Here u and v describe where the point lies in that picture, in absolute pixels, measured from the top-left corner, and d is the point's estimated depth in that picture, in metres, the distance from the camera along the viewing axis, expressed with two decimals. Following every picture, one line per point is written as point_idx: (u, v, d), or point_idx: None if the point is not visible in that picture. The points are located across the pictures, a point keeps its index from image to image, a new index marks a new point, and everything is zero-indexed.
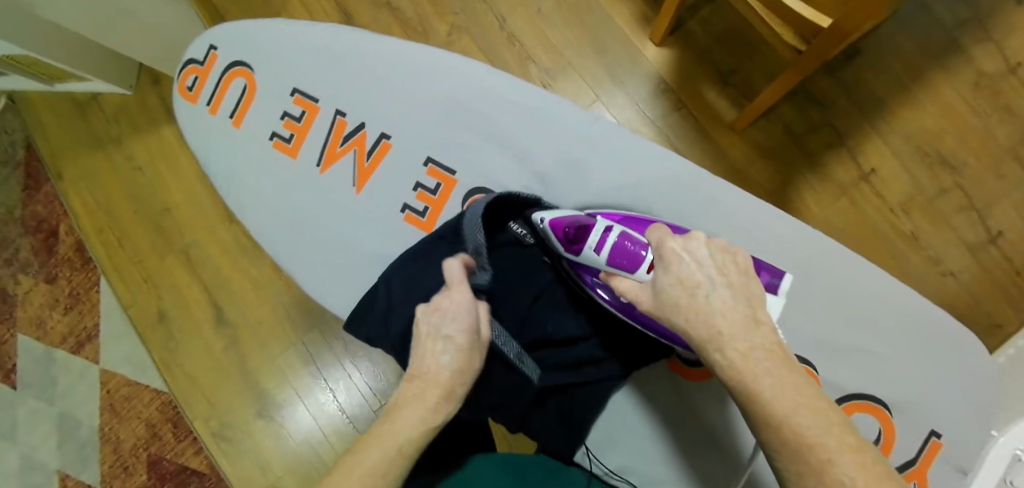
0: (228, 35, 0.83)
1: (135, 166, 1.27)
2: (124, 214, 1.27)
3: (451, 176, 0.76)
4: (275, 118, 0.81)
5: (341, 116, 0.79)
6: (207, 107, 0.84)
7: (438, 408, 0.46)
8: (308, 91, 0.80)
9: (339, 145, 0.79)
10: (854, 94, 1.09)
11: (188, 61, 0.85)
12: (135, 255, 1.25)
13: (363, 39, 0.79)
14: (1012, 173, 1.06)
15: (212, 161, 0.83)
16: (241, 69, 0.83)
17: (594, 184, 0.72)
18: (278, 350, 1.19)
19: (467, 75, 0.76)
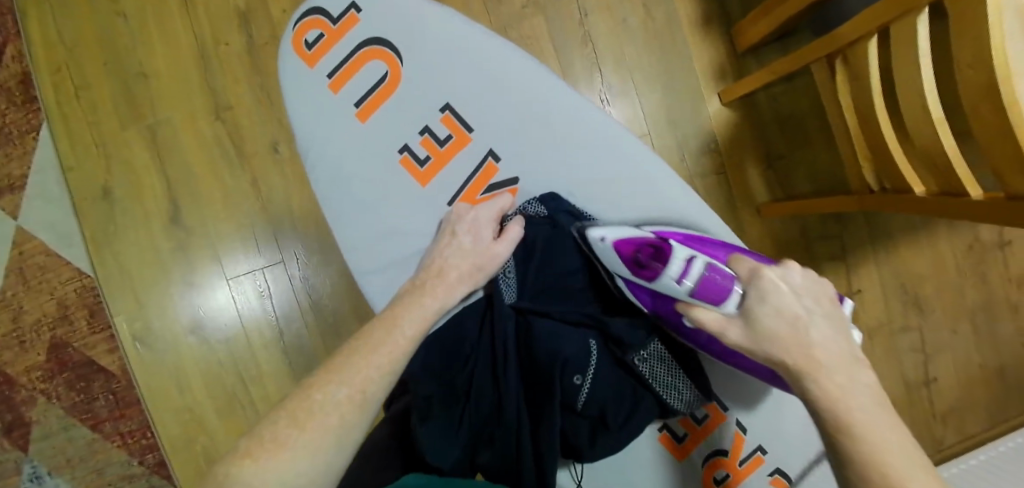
0: (380, 3, 0.71)
1: (118, 9, 1.07)
2: (90, 60, 1.07)
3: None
4: (414, 130, 0.71)
5: (493, 160, 0.70)
6: (328, 79, 0.72)
7: (442, 290, 0.57)
8: (461, 112, 0.71)
9: (480, 193, 0.70)
10: (874, 218, 1.13)
11: (317, 8, 0.72)
12: (91, 113, 1.08)
13: (526, 80, 0.71)
14: (964, 331, 1.16)
15: (319, 144, 0.72)
16: (384, 52, 0.71)
17: None
18: (232, 268, 1.09)
19: (592, 129, 0.70)
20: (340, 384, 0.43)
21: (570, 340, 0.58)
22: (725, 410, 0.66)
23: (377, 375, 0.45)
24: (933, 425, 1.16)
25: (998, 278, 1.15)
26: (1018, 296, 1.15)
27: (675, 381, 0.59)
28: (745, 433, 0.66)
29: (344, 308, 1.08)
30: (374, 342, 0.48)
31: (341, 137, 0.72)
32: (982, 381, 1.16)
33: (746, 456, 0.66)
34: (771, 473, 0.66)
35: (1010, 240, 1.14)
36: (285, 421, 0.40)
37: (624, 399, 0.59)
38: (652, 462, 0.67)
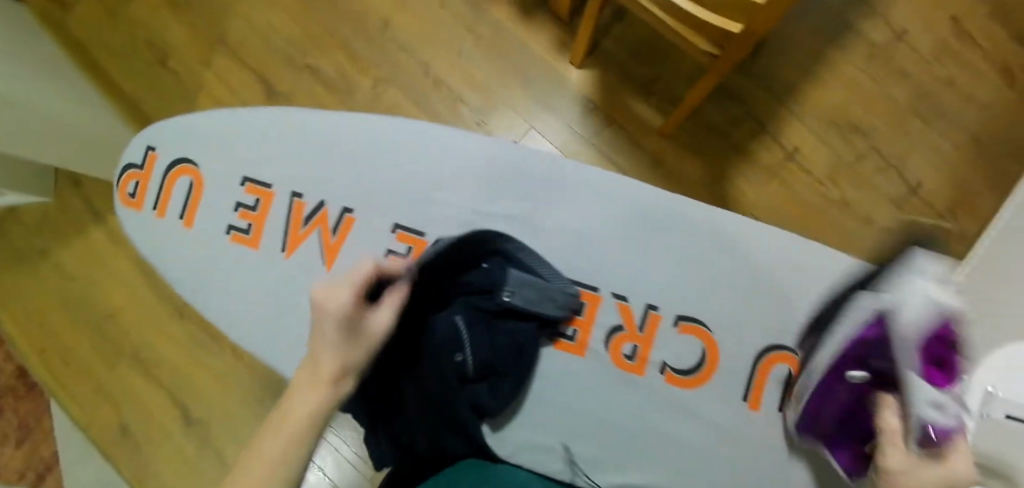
0: (167, 134, 0.81)
1: (67, 275, 1.20)
2: (64, 329, 1.19)
3: (421, 237, 0.77)
4: (229, 210, 0.79)
5: (297, 198, 0.77)
6: (154, 211, 0.81)
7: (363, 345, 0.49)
8: (258, 178, 0.78)
9: (301, 226, 0.77)
10: (766, 81, 1.15)
11: (127, 167, 0.82)
12: (84, 370, 1.18)
13: (340, 129, 0.78)
14: (916, 129, 1.15)
15: (174, 266, 0.80)
16: (184, 167, 0.80)
17: (573, 224, 0.76)
18: (257, 438, 1.13)
19: (415, 142, 0.78)
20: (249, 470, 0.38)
21: (437, 328, 0.68)
22: (595, 291, 0.75)
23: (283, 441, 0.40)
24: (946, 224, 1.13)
25: (913, 65, 1.15)
26: (942, 69, 1.15)
27: (543, 298, 0.72)
28: (626, 301, 0.75)
29: None
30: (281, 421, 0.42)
31: (183, 250, 0.80)
32: (963, 161, 1.14)
33: (641, 322, 0.74)
34: (674, 324, 0.74)
35: (904, 29, 1.15)
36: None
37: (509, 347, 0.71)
38: (569, 370, 0.75)
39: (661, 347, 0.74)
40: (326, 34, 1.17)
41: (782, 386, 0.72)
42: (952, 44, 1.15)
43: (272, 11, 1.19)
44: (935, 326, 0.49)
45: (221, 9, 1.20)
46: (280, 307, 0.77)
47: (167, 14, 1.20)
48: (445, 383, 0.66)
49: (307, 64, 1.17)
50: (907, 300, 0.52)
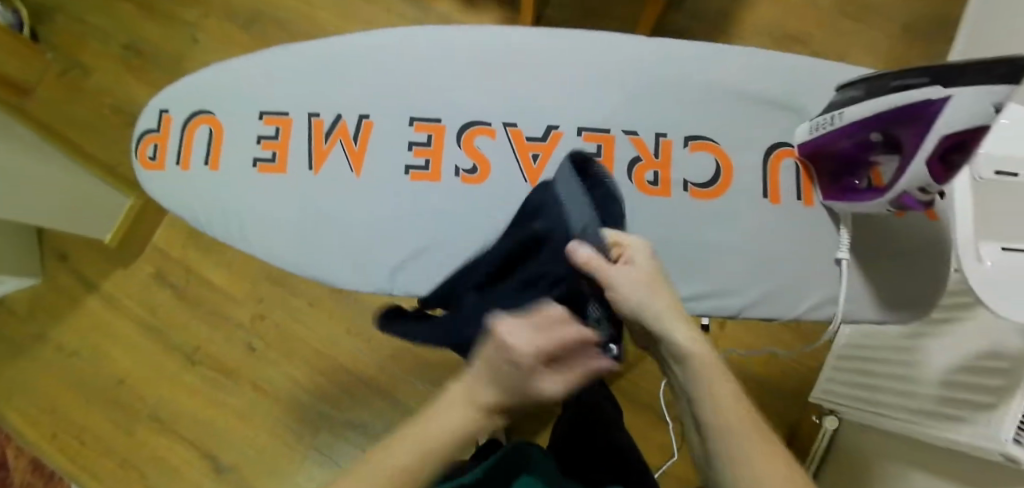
0: (181, 93, 0.77)
1: (69, 352, 1.17)
2: (75, 407, 1.15)
3: (438, 123, 0.72)
4: (251, 145, 0.73)
5: (315, 116, 0.72)
6: (176, 165, 0.74)
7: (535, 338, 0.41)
8: (275, 108, 0.74)
9: (323, 142, 0.72)
10: (703, 14, 1.23)
11: (142, 133, 0.77)
12: (102, 444, 1.13)
13: (316, 51, 0.75)
14: (848, 27, 1.23)
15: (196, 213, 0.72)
16: (205, 117, 0.75)
17: (578, 73, 0.72)
18: (292, 468, 1.09)
19: (394, 44, 0.74)
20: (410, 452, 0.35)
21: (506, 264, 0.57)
22: (608, 130, 0.70)
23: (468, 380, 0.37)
24: None
25: None
26: None
27: None
28: (638, 134, 0.70)
29: (403, 422, 1.10)
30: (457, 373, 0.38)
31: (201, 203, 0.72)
32: (899, 45, 1.21)
33: (656, 147, 0.70)
34: (686, 143, 0.71)
35: None
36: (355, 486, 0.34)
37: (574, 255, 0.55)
38: (641, 212, 0.69)
39: (684, 168, 0.70)
40: None
41: (799, 174, 0.70)
42: None
43: (228, 52, 1.23)
44: (928, 119, 0.48)
45: (177, 62, 1.24)
46: (308, 232, 0.70)
47: (127, 76, 1.24)
48: None
49: None
50: (915, 91, 0.49)
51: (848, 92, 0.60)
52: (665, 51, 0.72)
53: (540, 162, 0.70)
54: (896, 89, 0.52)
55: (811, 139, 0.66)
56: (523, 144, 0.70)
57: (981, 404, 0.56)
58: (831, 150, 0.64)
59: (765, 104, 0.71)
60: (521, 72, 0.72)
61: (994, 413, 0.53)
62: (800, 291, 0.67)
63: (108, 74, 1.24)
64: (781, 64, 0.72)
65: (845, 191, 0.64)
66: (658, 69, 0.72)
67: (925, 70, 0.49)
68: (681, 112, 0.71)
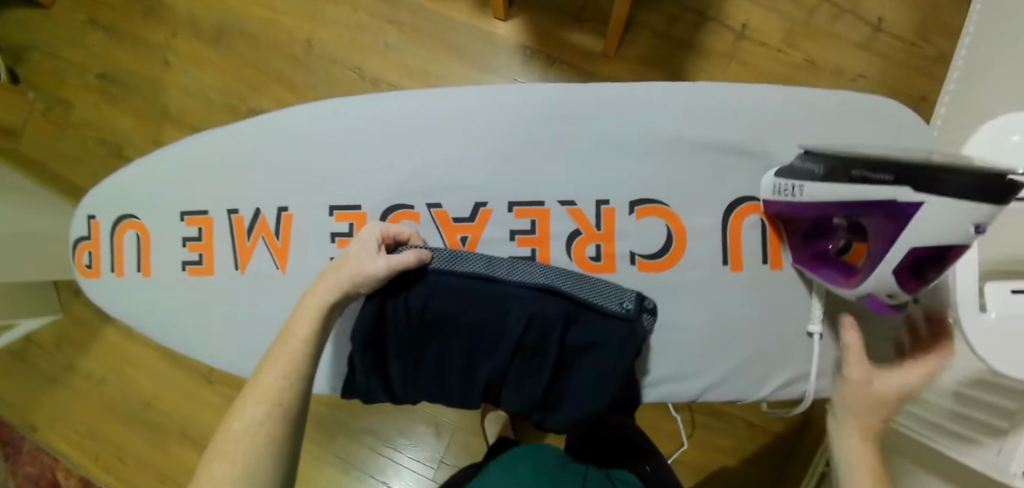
0: (104, 200, 0.83)
1: (96, 380, 1.23)
2: (112, 430, 1.22)
3: (358, 210, 0.74)
4: (179, 249, 0.79)
5: (234, 213, 0.77)
6: (113, 272, 0.82)
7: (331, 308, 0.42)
8: (192, 209, 0.79)
9: (246, 240, 0.76)
10: None
11: (76, 240, 0.84)
12: (141, 463, 1.20)
13: (246, 137, 0.78)
14: None
15: (137, 307, 0.80)
16: (130, 222, 0.82)
17: (490, 140, 0.72)
18: (315, 472, 1.14)
19: (314, 125, 0.76)
20: (258, 402, 0.33)
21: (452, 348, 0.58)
22: (542, 204, 0.71)
23: (303, 342, 0.38)
24: (919, 52, 1.08)
25: None
26: None
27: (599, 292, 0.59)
28: (575, 204, 0.71)
29: (416, 426, 1.12)
30: (287, 338, 0.39)
31: (155, 298, 0.80)
32: None
33: (596, 217, 0.71)
34: (633, 210, 0.71)
35: None
36: (216, 460, 0.31)
37: (609, 380, 0.57)
38: None
39: (620, 235, 0.71)
40: (257, 74, 1.20)
41: (765, 231, 0.69)
42: None
43: (200, 70, 1.21)
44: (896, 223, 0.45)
45: (154, 84, 1.22)
46: (251, 312, 0.76)
47: (107, 106, 1.23)
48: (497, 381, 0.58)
49: (250, 108, 1.19)
50: (880, 191, 0.46)
51: (807, 160, 0.58)
52: (583, 106, 0.72)
53: (469, 244, 0.72)
54: (854, 179, 0.49)
55: (774, 200, 0.65)
56: (450, 227, 0.73)
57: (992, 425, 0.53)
58: (796, 215, 0.62)
59: (685, 150, 0.70)
60: (441, 138, 0.73)
61: (1007, 439, 0.50)
62: (761, 377, 0.69)
63: (90, 105, 1.24)
64: (706, 103, 0.71)
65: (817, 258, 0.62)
66: (593, 127, 0.71)
67: (890, 165, 0.46)
68: (600, 165, 0.71)
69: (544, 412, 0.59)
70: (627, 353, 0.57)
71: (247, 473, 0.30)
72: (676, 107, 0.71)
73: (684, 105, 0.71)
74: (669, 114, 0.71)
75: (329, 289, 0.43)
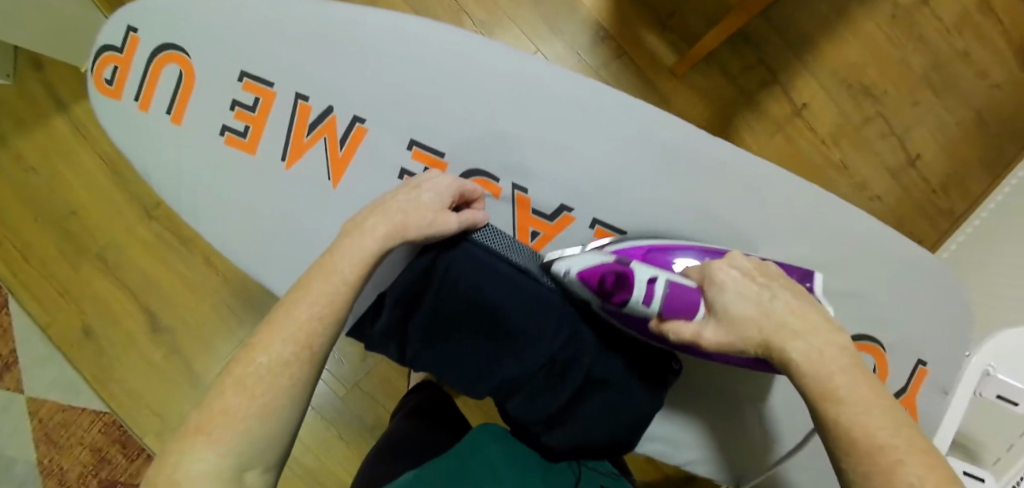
0: (148, 16, 0.74)
1: (26, 166, 1.11)
2: (24, 223, 1.11)
3: (440, 158, 0.72)
4: (224, 109, 0.74)
5: (303, 100, 0.72)
6: (137, 103, 0.75)
7: (387, 239, 0.48)
8: (256, 74, 0.73)
9: (305, 135, 0.73)
10: (785, 29, 1.12)
11: (104, 47, 0.75)
12: (44, 269, 1.11)
13: (324, 15, 0.72)
14: (925, 99, 1.13)
15: (147, 143, 0.75)
16: (173, 54, 0.74)
17: (576, 141, 0.71)
18: (227, 349, 1.10)
19: (400, 37, 0.71)
20: (285, 341, 0.38)
21: (484, 334, 0.59)
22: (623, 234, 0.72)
23: (334, 287, 0.42)
24: (935, 199, 1.14)
25: (933, 32, 1.12)
26: (963, 42, 1.12)
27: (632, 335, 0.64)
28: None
29: (345, 344, 1.11)
30: (325, 274, 0.43)
31: (160, 125, 0.75)
32: (964, 137, 1.13)
33: None
34: None
35: None
36: (231, 390, 0.35)
37: (620, 416, 0.62)
38: None
39: None
40: None
41: None
42: (976, 16, 1.11)
43: None
44: None
45: None
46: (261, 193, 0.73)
47: None
48: (516, 380, 0.59)
49: None
50: None
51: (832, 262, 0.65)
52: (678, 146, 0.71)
53: (538, 240, 0.73)
54: None
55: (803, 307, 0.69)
56: (526, 215, 0.73)
57: None
58: None
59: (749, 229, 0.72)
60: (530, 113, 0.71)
61: None
62: (731, 461, 0.77)
63: None
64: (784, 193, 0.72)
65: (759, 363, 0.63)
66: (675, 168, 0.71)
67: None
68: (671, 209, 0.72)
69: (547, 425, 0.59)
70: (639, 395, 0.63)
71: (263, 410, 0.34)
72: (761, 183, 0.72)
73: (762, 180, 0.72)
74: (751, 189, 0.72)
75: (375, 236, 0.47)
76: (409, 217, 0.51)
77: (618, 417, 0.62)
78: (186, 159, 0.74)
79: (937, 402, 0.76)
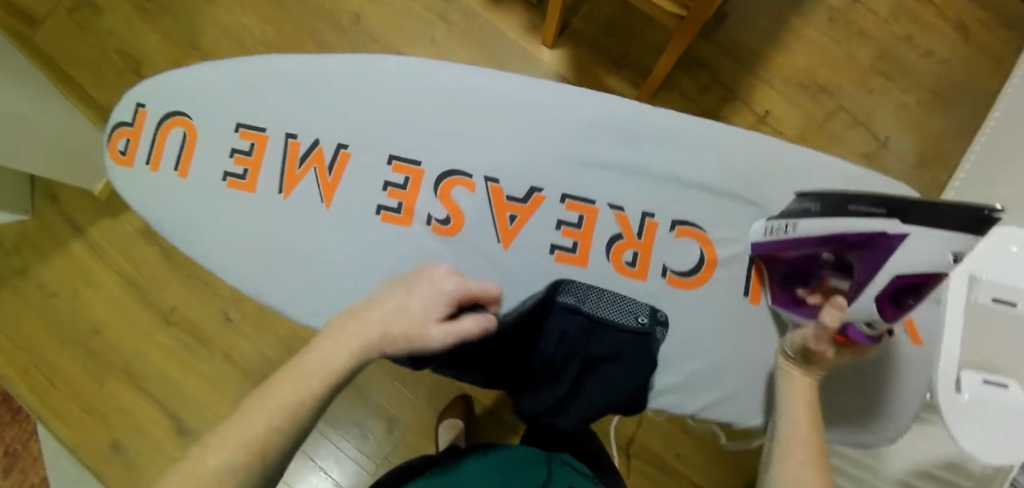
0: (157, 92, 0.83)
1: (49, 293, 1.17)
2: (50, 347, 1.16)
3: (418, 166, 0.76)
4: (224, 157, 0.79)
5: (293, 138, 0.78)
6: (147, 165, 0.81)
7: (358, 351, 0.44)
8: (252, 123, 0.79)
9: (297, 167, 0.78)
10: (732, 48, 1.20)
11: (117, 124, 0.83)
12: (71, 390, 1.14)
13: (305, 84, 0.79)
14: (880, 85, 1.18)
15: (161, 216, 0.79)
16: (178, 119, 0.81)
17: (554, 134, 0.74)
18: None
19: (376, 101, 0.77)
20: (236, 448, 0.39)
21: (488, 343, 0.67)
22: (594, 203, 0.74)
23: (295, 387, 0.42)
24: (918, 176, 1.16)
25: (871, 25, 1.19)
26: (901, 29, 1.19)
27: (619, 307, 0.66)
28: (622, 209, 0.74)
29: (368, 418, 1.11)
30: (291, 366, 0.44)
31: (166, 210, 0.79)
32: (927, 112, 1.17)
33: (641, 227, 0.73)
34: (673, 228, 0.73)
35: None
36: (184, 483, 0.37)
37: (623, 390, 0.65)
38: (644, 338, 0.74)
39: (669, 254, 0.73)
40: (297, 32, 1.21)
41: (751, 275, 0.72)
42: (907, 4, 1.19)
43: (244, 14, 1.22)
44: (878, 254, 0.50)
45: (192, 18, 1.22)
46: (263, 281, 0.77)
47: (139, 23, 1.23)
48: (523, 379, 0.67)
49: None
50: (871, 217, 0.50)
51: (806, 202, 0.61)
52: (652, 124, 0.74)
53: (516, 224, 0.74)
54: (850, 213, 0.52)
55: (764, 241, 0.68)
56: (502, 203, 0.75)
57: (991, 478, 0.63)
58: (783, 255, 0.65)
59: (734, 190, 0.72)
60: (504, 122, 0.75)
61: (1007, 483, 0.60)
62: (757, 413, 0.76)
63: (121, 20, 1.23)
64: (762, 151, 0.73)
65: (797, 300, 0.66)
66: (651, 142, 0.74)
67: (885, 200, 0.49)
68: (654, 183, 0.74)
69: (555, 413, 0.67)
70: (639, 369, 0.65)
71: None
72: (740, 144, 0.73)
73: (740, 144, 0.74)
74: (732, 151, 0.73)
75: (348, 348, 0.44)
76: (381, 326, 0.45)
77: (620, 391, 0.65)
78: (194, 249, 0.78)
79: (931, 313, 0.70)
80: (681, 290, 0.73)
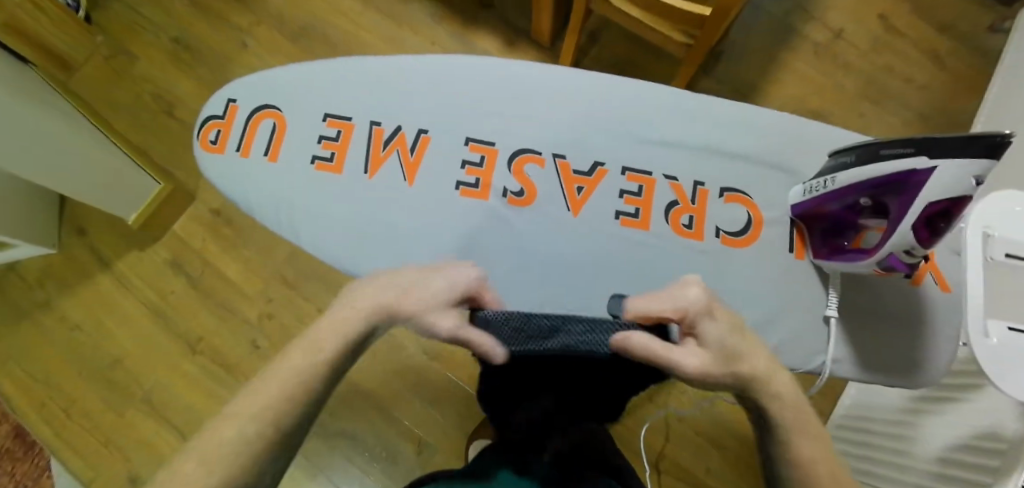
0: (249, 88, 0.87)
1: (71, 326, 1.17)
2: (69, 380, 1.15)
3: (491, 147, 0.81)
4: (311, 142, 0.83)
5: (376, 124, 0.82)
6: (238, 152, 0.84)
7: (349, 331, 0.44)
8: (337, 113, 0.84)
9: (381, 149, 0.81)
10: (731, 81, 1.30)
11: (208, 118, 0.87)
12: (90, 423, 1.12)
13: (356, 100, 0.84)
14: (869, 110, 1.28)
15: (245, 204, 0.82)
16: (269, 111, 0.85)
17: (617, 116, 0.80)
18: None
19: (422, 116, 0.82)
20: (248, 420, 0.38)
21: None
22: (650, 174, 0.79)
23: (309, 367, 0.41)
24: None
25: (855, 57, 1.31)
26: (881, 59, 1.30)
27: None
28: (677, 179, 0.79)
29: (397, 441, 1.10)
30: (306, 347, 0.43)
31: None
32: (915, 131, 1.26)
33: (694, 194, 0.78)
34: (722, 194, 0.79)
35: (840, 29, 1.32)
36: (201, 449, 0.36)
37: None
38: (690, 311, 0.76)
39: (723, 217, 0.78)
40: None
41: (793, 236, 0.77)
42: (884, 38, 1.31)
43: (274, 60, 1.30)
44: (913, 189, 0.55)
45: (224, 61, 1.30)
46: None
47: (173, 68, 1.30)
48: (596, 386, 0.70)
49: None
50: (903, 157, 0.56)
51: (840, 158, 0.67)
52: (711, 104, 0.80)
53: (583, 194, 0.79)
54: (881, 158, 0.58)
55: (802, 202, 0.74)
56: (569, 176, 0.79)
57: (983, 466, 0.59)
58: (821, 211, 0.71)
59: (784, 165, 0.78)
60: (562, 114, 0.81)
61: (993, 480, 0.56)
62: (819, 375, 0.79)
63: (156, 63, 1.30)
64: (805, 130, 0.79)
65: (836, 251, 0.71)
66: (710, 124, 0.80)
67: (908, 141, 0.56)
68: (711, 164, 0.79)
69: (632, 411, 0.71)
70: None
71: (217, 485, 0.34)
72: (789, 124, 0.80)
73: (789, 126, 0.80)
74: (781, 129, 0.79)
75: (351, 321, 0.44)
76: (378, 308, 0.45)
77: None
78: None
79: (954, 263, 0.76)
80: (736, 248, 0.77)
